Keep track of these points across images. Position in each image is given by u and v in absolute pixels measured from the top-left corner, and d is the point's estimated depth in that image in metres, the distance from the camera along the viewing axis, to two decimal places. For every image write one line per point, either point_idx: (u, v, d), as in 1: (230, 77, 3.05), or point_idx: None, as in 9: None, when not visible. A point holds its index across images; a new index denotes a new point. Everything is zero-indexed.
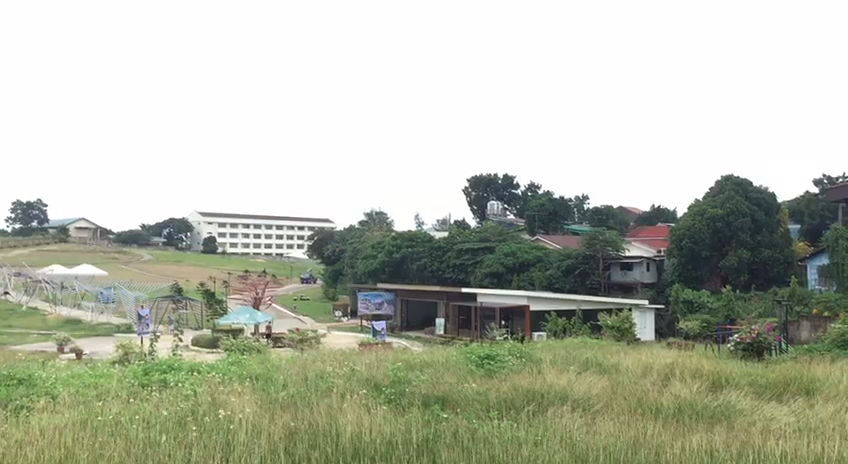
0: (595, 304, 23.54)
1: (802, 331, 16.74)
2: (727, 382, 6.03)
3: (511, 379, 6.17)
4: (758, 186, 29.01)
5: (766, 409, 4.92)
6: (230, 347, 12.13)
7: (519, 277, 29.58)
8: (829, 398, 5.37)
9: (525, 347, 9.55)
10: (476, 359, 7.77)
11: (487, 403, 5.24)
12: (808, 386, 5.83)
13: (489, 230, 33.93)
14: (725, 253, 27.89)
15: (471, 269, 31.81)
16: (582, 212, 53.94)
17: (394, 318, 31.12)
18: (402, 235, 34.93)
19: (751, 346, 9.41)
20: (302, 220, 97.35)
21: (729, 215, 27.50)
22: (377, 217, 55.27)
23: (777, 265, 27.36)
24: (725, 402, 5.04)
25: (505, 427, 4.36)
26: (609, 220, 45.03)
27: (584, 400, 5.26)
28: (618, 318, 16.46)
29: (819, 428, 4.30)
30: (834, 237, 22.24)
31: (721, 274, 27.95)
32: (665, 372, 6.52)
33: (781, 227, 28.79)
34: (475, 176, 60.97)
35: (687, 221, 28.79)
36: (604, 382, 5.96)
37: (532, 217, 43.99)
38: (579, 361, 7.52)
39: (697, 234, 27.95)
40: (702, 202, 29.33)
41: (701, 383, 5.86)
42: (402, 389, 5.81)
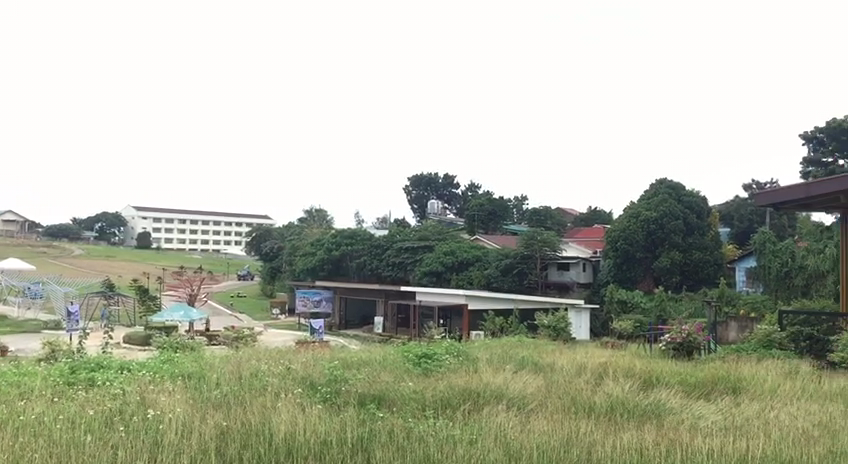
0: (532, 304, 23.80)
1: (730, 331, 17.42)
2: (657, 381, 6.15)
3: (447, 379, 6.17)
4: (689, 190, 29.80)
5: (695, 408, 5.02)
6: (161, 346, 11.76)
7: (457, 276, 29.74)
8: (755, 398, 5.51)
9: (462, 346, 9.57)
10: (412, 358, 7.74)
11: (421, 402, 5.23)
12: (735, 385, 5.97)
13: (430, 228, 33.87)
14: (658, 255, 28.55)
15: (410, 267, 31.77)
16: (520, 212, 54.52)
17: (332, 317, 30.88)
18: (343, 232, 34.81)
19: (681, 345, 9.68)
20: (239, 217, 96.05)
21: (662, 217, 28.29)
22: (317, 213, 54.67)
23: (707, 267, 28.19)
24: (654, 401, 5.16)
25: (440, 425, 4.37)
26: (547, 222, 45.75)
27: (519, 400, 5.28)
28: (555, 318, 16.71)
29: (744, 427, 4.41)
30: (761, 240, 22.95)
31: (654, 275, 28.56)
32: (599, 371, 6.61)
33: (712, 230, 29.64)
34: (414, 175, 61.13)
35: (622, 223, 29.35)
36: (539, 382, 6.00)
37: (472, 216, 44.32)
38: (514, 361, 7.56)
39: (632, 236, 28.54)
40: (637, 204, 29.90)
41: (632, 382, 5.95)
42: (337, 388, 5.74)
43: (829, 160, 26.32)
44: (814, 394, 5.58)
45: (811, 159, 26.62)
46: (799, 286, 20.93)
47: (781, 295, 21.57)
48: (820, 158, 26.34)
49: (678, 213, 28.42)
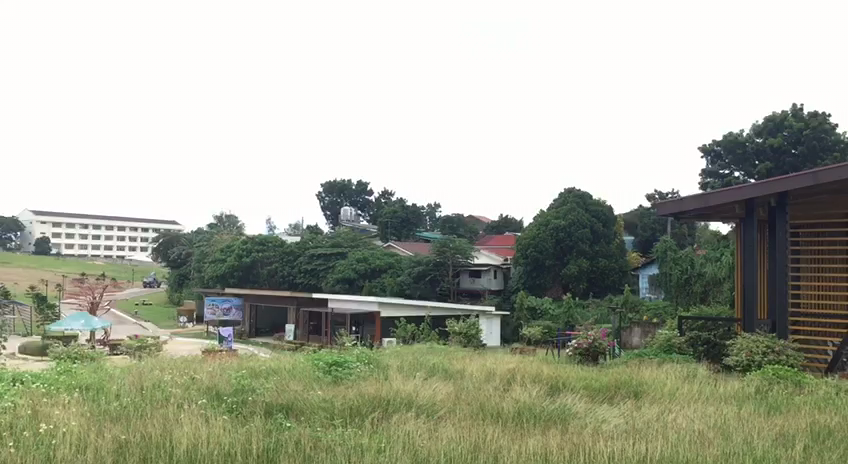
0: (444, 311, 23.96)
1: (634, 337, 18.03)
2: (564, 386, 6.29)
3: (357, 387, 6.13)
4: (596, 199, 30.66)
5: (598, 412, 5.15)
6: (58, 356, 11.25)
7: (370, 284, 29.67)
8: (655, 401, 5.70)
9: (373, 354, 9.52)
10: (322, 366, 7.65)
11: (331, 411, 5.17)
12: (636, 389, 6.16)
13: (342, 235, 33.69)
14: (566, 262, 29.25)
15: (322, 275, 31.49)
16: (433, 220, 54.93)
17: (241, 325, 30.29)
18: (254, 239, 34.24)
19: (587, 351, 9.92)
20: (145, 222, 93.24)
21: (571, 226, 29.01)
22: (227, 219, 53.58)
23: (612, 274, 29.06)
24: (560, 406, 5.26)
25: (349, 434, 4.33)
26: (459, 229, 46.23)
27: (428, 407, 5.29)
28: (465, 324, 16.88)
29: (644, 430, 4.54)
30: (662, 249, 23.80)
31: (562, 282, 29.24)
32: (507, 377, 6.70)
33: (617, 238, 30.56)
34: (328, 181, 60.80)
35: (532, 231, 29.93)
36: (449, 389, 6.03)
37: (385, 224, 44.38)
38: (425, 368, 7.57)
39: (542, 244, 29.14)
40: (547, 212, 30.56)
41: (539, 388, 6.06)
42: (244, 398, 5.62)
43: (725, 172, 27.55)
44: (710, 397, 5.82)
45: (709, 171, 27.86)
46: (699, 293, 21.93)
47: (682, 301, 22.42)
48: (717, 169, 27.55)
49: (586, 222, 29.20)
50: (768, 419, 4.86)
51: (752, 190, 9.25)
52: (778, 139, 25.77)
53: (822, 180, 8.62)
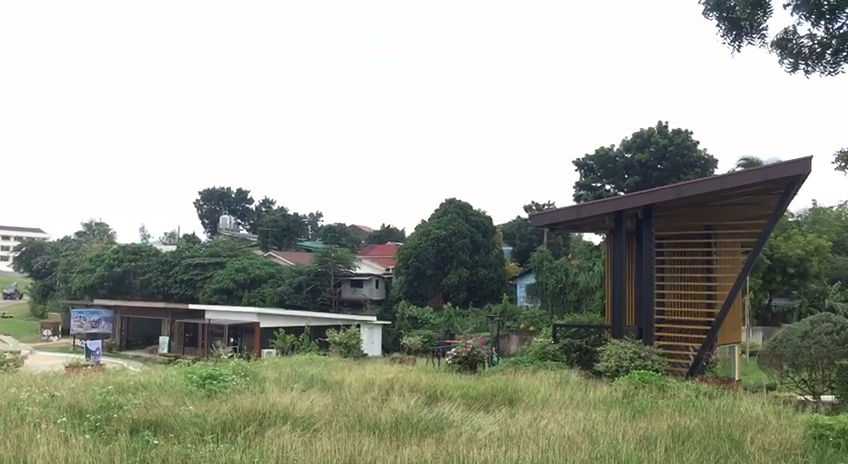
0: (325, 321, 23.77)
1: (511, 344, 18.49)
2: (441, 395, 6.34)
3: (231, 400, 5.95)
4: (476, 209, 31.28)
5: (474, 420, 5.22)
6: None
7: (249, 294, 29.07)
8: (529, 408, 5.84)
9: (249, 365, 9.29)
10: (196, 379, 7.39)
11: (203, 427, 4.99)
12: (512, 396, 6.29)
13: (220, 244, 32.83)
14: (447, 272, 29.66)
15: (199, 285, 30.57)
16: (315, 229, 54.40)
17: (111, 337, 28.95)
18: (126, 248, 32.84)
19: (466, 359, 10.07)
20: (5, 230, 87.75)
21: (452, 236, 29.46)
22: (97, 227, 51.18)
23: (491, 283, 29.73)
24: (437, 414, 5.29)
25: (220, 449, 4.20)
26: (341, 239, 46.08)
27: (305, 419, 5.20)
28: (346, 335, 16.79)
29: (517, 436, 4.63)
30: (539, 259, 24.51)
31: (443, 292, 29.64)
32: (386, 387, 6.69)
33: (496, 248, 31.30)
34: (206, 189, 59.23)
35: (413, 241, 30.16)
36: (326, 400, 5.95)
37: (265, 232, 43.65)
38: (303, 380, 7.44)
39: (423, 254, 29.41)
40: (428, 222, 30.90)
41: (417, 397, 6.08)
42: (108, 415, 5.34)
43: (597, 184, 28.63)
44: (580, 402, 6.02)
45: (581, 184, 28.90)
46: (572, 301, 22.76)
47: (557, 309, 23.18)
48: (590, 182, 28.63)
49: (466, 232, 29.75)
50: (633, 422, 5.07)
51: (622, 202, 9.67)
52: (646, 155, 27.13)
53: (684, 194, 9.11)
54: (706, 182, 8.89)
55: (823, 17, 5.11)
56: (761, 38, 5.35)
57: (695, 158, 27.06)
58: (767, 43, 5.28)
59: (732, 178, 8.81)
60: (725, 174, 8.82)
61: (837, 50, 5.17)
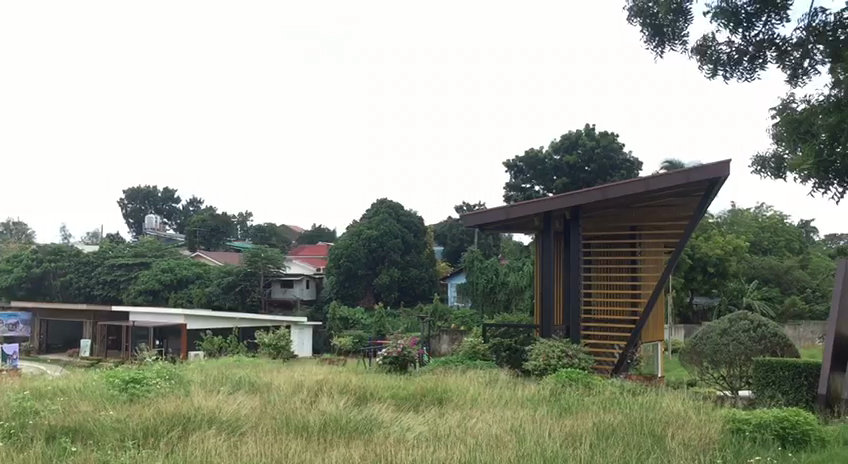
0: (254, 322, 23.43)
1: (442, 344, 18.58)
2: (371, 396, 6.31)
3: (155, 404, 5.79)
4: (407, 210, 31.35)
5: (403, 420, 5.21)
6: None
7: (176, 295, 28.43)
8: (458, 407, 5.86)
9: (175, 368, 9.06)
10: (118, 383, 7.16)
11: (124, 432, 4.84)
12: (441, 396, 6.30)
13: (146, 244, 32.00)
14: (378, 272, 29.59)
15: (123, 286, 29.73)
16: (245, 229, 53.54)
17: (30, 341, 27.89)
18: (45, 248, 31.69)
19: (396, 359, 10.07)
20: None
21: (383, 236, 29.42)
22: (14, 227, 49.20)
23: (422, 284, 29.84)
24: (367, 416, 5.26)
25: (141, 456, 4.08)
26: (271, 239, 45.50)
27: (232, 423, 5.10)
28: (275, 336, 16.56)
29: (447, 436, 4.65)
30: (470, 259, 24.70)
31: (374, 292, 29.57)
32: (315, 389, 6.62)
33: (427, 249, 31.43)
34: (131, 188, 57.64)
35: (344, 241, 29.96)
36: (254, 403, 5.85)
37: (193, 232, 42.75)
38: (230, 382, 7.30)
39: (355, 254, 29.28)
40: (359, 223, 30.78)
41: (346, 399, 6.02)
42: (23, 422, 5.12)
43: (527, 185, 29.02)
44: (508, 400, 6.09)
45: (512, 185, 29.28)
46: (502, 301, 23.06)
47: (487, 309, 23.40)
48: (520, 183, 28.98)
49: (397, 232, 29.76)
50: (559, 420, 5.14)
51: (549, 203, 9.81)
52: (574, 157, 27.58)
53: (609, 196, 9.30)
54: (630, 184, 9.11)
55: (740, 25, 4.91)
56: (684, 45, 5.41)
57: (621, 160, 27.75)
58: (689, 50, 5.37)
59: (655, 180, 9.05)
60: (648, 176, 9.06)
61: (752, 57, 5.09)
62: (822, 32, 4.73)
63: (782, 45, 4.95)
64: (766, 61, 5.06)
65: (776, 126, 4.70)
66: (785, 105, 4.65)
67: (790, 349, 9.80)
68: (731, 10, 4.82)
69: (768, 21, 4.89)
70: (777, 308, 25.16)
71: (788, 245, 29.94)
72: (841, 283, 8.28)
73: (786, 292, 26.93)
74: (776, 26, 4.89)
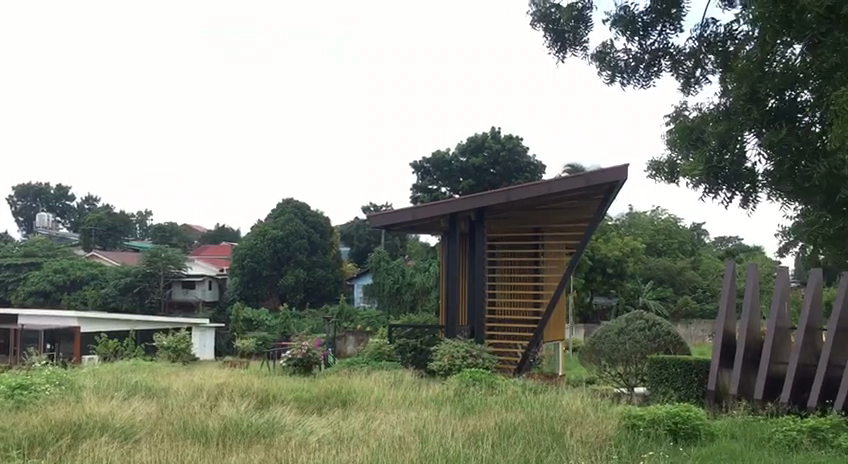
0: (153, 323, 22.72)
1: (347, 345, 18.51)
2: (274, 399, 6.20)
3: (43, 412, 5.51)
4: (313, 210, 31.14)
5: (307, 423, 5.14)
6: None
7: (69, 296, 27.26)
8: (363, 409, 5.84)
9: (66, 373, 8.66)
10: (3, 390, 6.78)
11: (9, 441, 4.59)
12: (345, 398, 6.26)
13: (37, 243, 30.54)
14: (283, 272, 29.21)
15: (11, 287, 28.26)
16: (144, 228, 51.81)
17: None
18: None
19: (301, 361, 9.95)
20: None
21: (288, 236, 29.10)
22: None
23: (328, 284, 29.64)
24: (269, 419, 5.17)
25: None
26: (172, 238, 44.23)
27: (127, 429, 4.91)
28: (174, 339, 16.10)
29: (350, 438, 4.61)
30: (376, 259, 24.69)
31: (279, 293, 29.16)
32: (215, 393, 6.45)
33: (333, 249, 31.25)
34: (20, 185, 54.85)
35: (248, 241, 29.42)
36: (151, 408, 5.64)
37: (88, 231, 41.06)
38: (126, 387, 7.02)
39: (260, 255, 28.77)
40: (264, 223, 30.34)
41: (248, 402, 5.90)
42: None
43: (433, 187, 29.20)
44: (412, 401, 6.10)
45: (419, 186, 29.41)
46: (408, 301, 23.09)
47: (393, 309, 23.42)
48: (426, 185, 29.13)
49: (303, 232, 29.49)
50: (463, 420, 5.18)
51: (457, 205, 9.90)
52: (479, 159, 27.96)
53: (513, 198, 9.46)
54: (533, 187, 9.30)
55: (636, 34, 5.11)
56: (584, 51, 5.55)
57: (525, 163, 28.33)
58: (589, 55, 5.50)
59: (556, 183, 9.27)
60: (550, 179, 9.27)
61: (649, 64, 5.25)
62: (712, 42, 4.95)
63: (676, 55, 5.17)
64: (662, 69, 5.25)
65: (669, 133, 4.83)
66: (677, 111, 4.84)
67: (681, 347, 10.23)
68: (629, 19, 5.05)
69: (664, 31, 5.10)
70: (670, 307, 26.24)
71: (682, 247, 31.26)
72: (729, 284, 8.67)
73: (679, 292, 28.11)
74: (670, 35, 5.10)
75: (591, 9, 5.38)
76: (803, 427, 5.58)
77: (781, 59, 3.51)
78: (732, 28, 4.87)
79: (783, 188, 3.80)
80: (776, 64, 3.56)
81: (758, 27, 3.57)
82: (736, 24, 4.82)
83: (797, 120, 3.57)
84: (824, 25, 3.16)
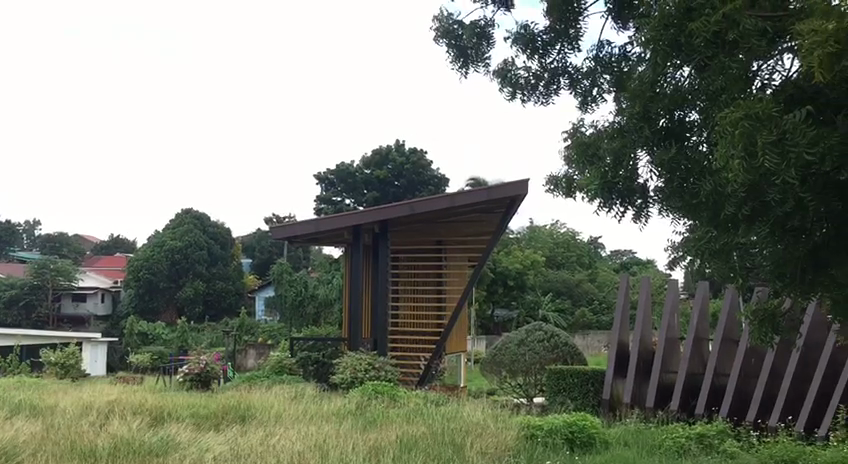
0: (41, 338, 21.64)
1: (248, 358, 18.15)
2: (168, 416, 6.00)
3: None
4: (214, 222, 30.58)
5: (203, 440, 4.99)
6: None
7: None
8: (262, 424, 5.72)
9: None
10: None
11: None
12: (243, 413, 6.11)
13: None
14: (181, 284, 28.44)
15: None
16: (32, 239, 49.36)
17: None
18: None
19: (198, 376, 9.67)
20: None
21: (187, 248, 28.44)
22: None
23: (228, 297, 29.01)
24: (162, 437, 4.98)
25: None
26: (63, 249, 42.33)
27: (8, 451, 4.64)
28: (63, 354, 15.40)
29: (249, 455, 4.51)
30: (279, 271, 24.34)
31: (176, 306, 28.34)
32: (106, 411, 6.17)
33: (234, 261, 30.64)
34: None
35: (145, 252, 28.51)
36: (35, 429, 5.35)
37: None
38: (9, 406, 6.64)
39: (155, 266, 27.78)
40: (162, 233, 29.54)
41: (142, 420, 5.68)
42: None
43: (338, 199, 28.84)
44: (313, 416, 6.01)
45: (322, 198, 29.03)
46: (311, 314, 22.81)
47: (295, 323, 23.09)
48: (330, 196, 28.71)
49: (203, 244, 28.87)
50: (364, 434, 5.15)
51: (361, 217, 9.86)
52: (384, 172, 28.05)
53: (417, 211, 9.48)
54: (437, 200, 9.36)
55: (536, 52, 5.30)
56: (487, 67, 5.64)
57: (429, 176, 28.61)
58: (491, 72, 5.60)
59: (460, 197, 9.35)
60: (454, 193, 9.34)
61: (548, 83, 5.40)
62: (609, 62, 5.14)
63: (574, 74, 5.33)
64: (561, 88, 5.39)
65: (567, 149, 4.96)
66: (574, 128, 4.98)
67: (578, 358, 10.51)
68: (529, 37, 5.27)
69: (562, 50, 5.27)
70: (568, 319, 26.93)
71: (580, 260, 32.21)
72: (623, 296, 8.97)
73: (577, 303, 28.88)
74: (569, 55, 5.27)
75: (493, 27, 5.51)
76: (690, 434, 5.83)
77: (671, 81, 3.66)
78: (626, 49, 5.07)
79: (673, 204, 3.96)
80: (666, 85, 3.69)
81: (649, 51, 3.70)
82: (629, 46, 5.02)
83: (685, 138, 3.74)
84: (711, 49, 3.32)
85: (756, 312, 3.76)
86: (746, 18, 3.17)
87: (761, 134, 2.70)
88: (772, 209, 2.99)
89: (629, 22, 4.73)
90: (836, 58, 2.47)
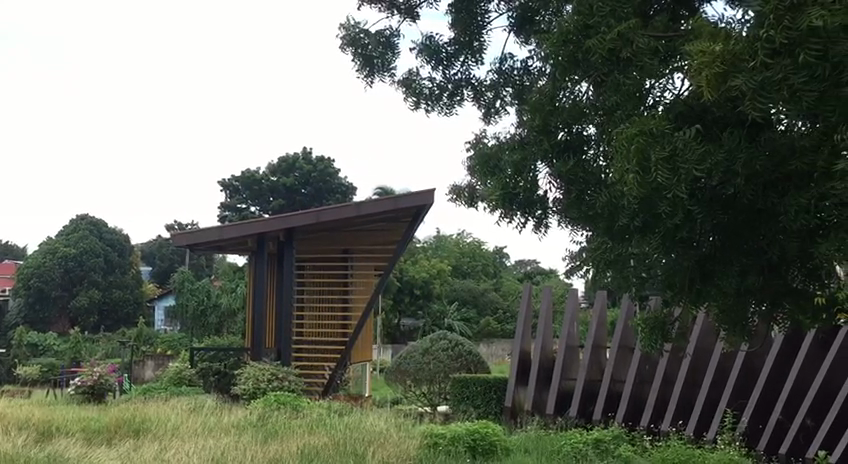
0: None
1: (146, 370, 17.59)
2: (57, 431, 5.72)
3: None
4: (112, 228, 29.65)
5: (94, 455, 4.80)
6: None
7: None
8: (156, 438, 5.52)
9: None
10: None
11: None
12: (137, 427, 5.89)
13: None
14: (75, 293, 27.34)
15: None
16: None
17: None
18: None
19: (91, 389, 9.26)
20: None
21: (82, 254, 27.49)
22: None
23: (127, 306, 28.00)
24: (50, 454, 4.74)
25: None
26: None
27: None
28: None
29: None
30: (180, 279, 23.66)
31: (69, 315, 27.19)
32: None
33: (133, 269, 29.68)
34: None
35: (35, 261, 27.31)
36: None
37: None
38: None
39: (46, 274, 26.61)
40: (54, 239, 28.41)
41: (27, 436, 5.40)
42: None
43: (243, 206, 28.51)
44: (211, 429, 5.84)
45: (227, 205, 28.55)
46: (213, 324, 22.21)
47: (196, 333, 22.44)
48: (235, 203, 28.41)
49: (98, 250, 27.93)
50: (265, 446, 5.05)
51: (265, 224, 9.68)
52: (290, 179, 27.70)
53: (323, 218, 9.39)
54: (342, 208, 9.30)
55: (441, 63, 5.37)
56: (391, 77, 5.64)
57: (337, 184, 28.37)
58: (396, 82, 5.61)
59: (366, 205, 9.32)
60: (360, 201, 9.30)
61: (452, 94, 5.42)
62: (510, 75, 5.23)
63: (477, 86, 5.40)
64: (464, 99, 5.43)
65: (469, 159, 5.02)
66: (477, 139, 5.04)
67: (482, 366, 10.66)
68: (434, 47, 5.32)
69: (466, 63, 5.36)
70: (473, 328, 27.24)
71: (485, 269, 32.65)
72: (526, 304, 9.11)
73: (482, 313, 29.23)
74: (472, 67, 5.36)
75: (399, 37, 5.54)
76: (588, 440, 5.97)
77: (570, 95, 3.76)
78: (528, 63, 5.19)
79: (571, 214, 4.07)
80: (566, 99, 3.79)
81: (551, 64, 3.80)
82: (530, 60, 5.14)
83: (584, 151, 3.85)
84: (607, 66, 3.43)
85: (646, 320, 3.90)
86: (639, 37, 3.32)
87: (655, 149, 2.81)
88: (663, 221, 3.11)
89: (530, 37, 4.86)
90: (722, 78, 2.59)
